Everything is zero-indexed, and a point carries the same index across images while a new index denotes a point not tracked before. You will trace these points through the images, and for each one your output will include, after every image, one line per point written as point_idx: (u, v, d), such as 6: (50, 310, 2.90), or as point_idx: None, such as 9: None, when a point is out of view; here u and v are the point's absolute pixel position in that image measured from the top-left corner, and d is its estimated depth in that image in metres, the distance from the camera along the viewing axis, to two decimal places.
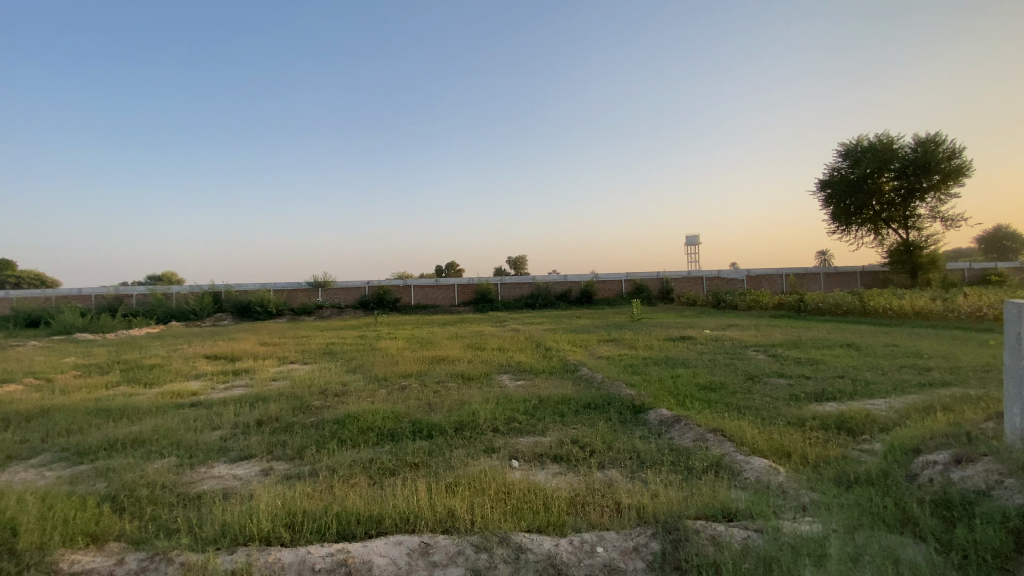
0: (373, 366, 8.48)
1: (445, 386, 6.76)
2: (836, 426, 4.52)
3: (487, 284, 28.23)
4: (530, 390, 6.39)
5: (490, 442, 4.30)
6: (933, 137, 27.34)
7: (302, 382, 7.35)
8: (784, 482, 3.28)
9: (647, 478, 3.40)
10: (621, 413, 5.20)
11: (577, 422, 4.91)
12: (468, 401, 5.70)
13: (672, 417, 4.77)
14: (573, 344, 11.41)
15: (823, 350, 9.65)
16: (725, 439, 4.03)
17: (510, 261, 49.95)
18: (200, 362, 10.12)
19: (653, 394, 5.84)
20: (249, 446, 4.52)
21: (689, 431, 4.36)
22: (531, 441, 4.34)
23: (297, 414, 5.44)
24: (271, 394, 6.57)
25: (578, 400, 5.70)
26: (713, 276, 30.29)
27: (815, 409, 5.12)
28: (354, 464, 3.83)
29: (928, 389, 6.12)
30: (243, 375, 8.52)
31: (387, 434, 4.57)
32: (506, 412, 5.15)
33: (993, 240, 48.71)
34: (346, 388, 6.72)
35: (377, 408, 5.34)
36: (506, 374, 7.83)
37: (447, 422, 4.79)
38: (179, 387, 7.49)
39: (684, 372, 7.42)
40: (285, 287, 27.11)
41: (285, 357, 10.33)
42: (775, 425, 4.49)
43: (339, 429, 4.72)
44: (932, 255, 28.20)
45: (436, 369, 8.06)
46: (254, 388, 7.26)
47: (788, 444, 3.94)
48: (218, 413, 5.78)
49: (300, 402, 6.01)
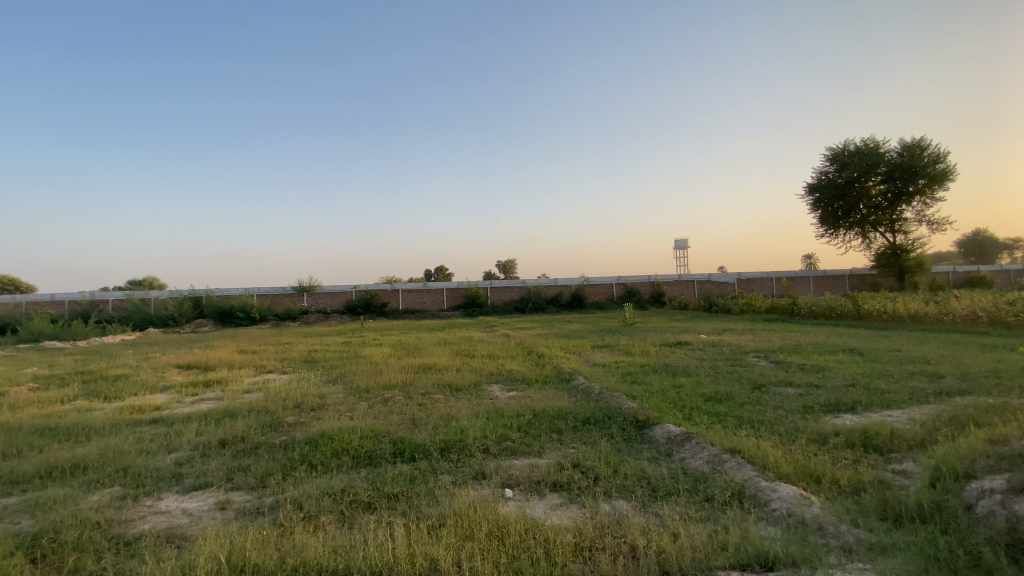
0: (355, 376, 7.94)
1: (431, 399, 6.24)
2: (863, 443, 4.09)
3: (476, 288, 27.71)
4: (523, 402, 5.91)
5: (480, 466, 3.81)
6: (919, 142, 27.42)
7: (278, 395, 6.79)
8: (819, 514, 2.82)
9: (663, 513, 2.93)
10: (623, 429, 4.73)
11: (577, 440, 4.44)
12: (455, 416, 5.19)
13: (681, 434, 4.31)
14: (566, 351, 10.95)
15: (826, 356, 9.26)
16: (745, 461, 3.58)
17: (501, 264, 49.48)
18: (172, 372, 9.52)
19: (657, 407, 5.38)
20: (207, 472, 4.01)
21: (702, 451, 3.90)
22: (526, 465, 3.87)
23: (266, 433, 4.92)
24: (241, 409, 6.00)
25: (576, 414, 5.22)
26: (704, 280, 30.08)
27: (834, 423, 4.69)
28: (322, 497, 3.33)
29: (947, 399, 5.73)
30: (215, 387, 7.94)
31: (363, 457, 4.06)
32: (498, 429, 4.66)
33: (972, 243, 49.30)
34: (324, 402, 6.19)
35: (354, 426, 4.83)
36: (497, 384, 7.34)
37: (432, 442, 4.27)
38: (142, 401, 6.89)
39: (687, 381, 6.98)
40: (268, 292, 26.35)
41: (263, 366, 9.72)
42: (796, 443, 4.04)
43: (309, 452, 4.20)
44: (920, 258, 28.26)
45: (423, 379, 7.54)
46: (223, 402, 6.68)
47: (815, 466, 3.50)
48: (178, 431, 5.23)
49: (271, 418, 5.47)
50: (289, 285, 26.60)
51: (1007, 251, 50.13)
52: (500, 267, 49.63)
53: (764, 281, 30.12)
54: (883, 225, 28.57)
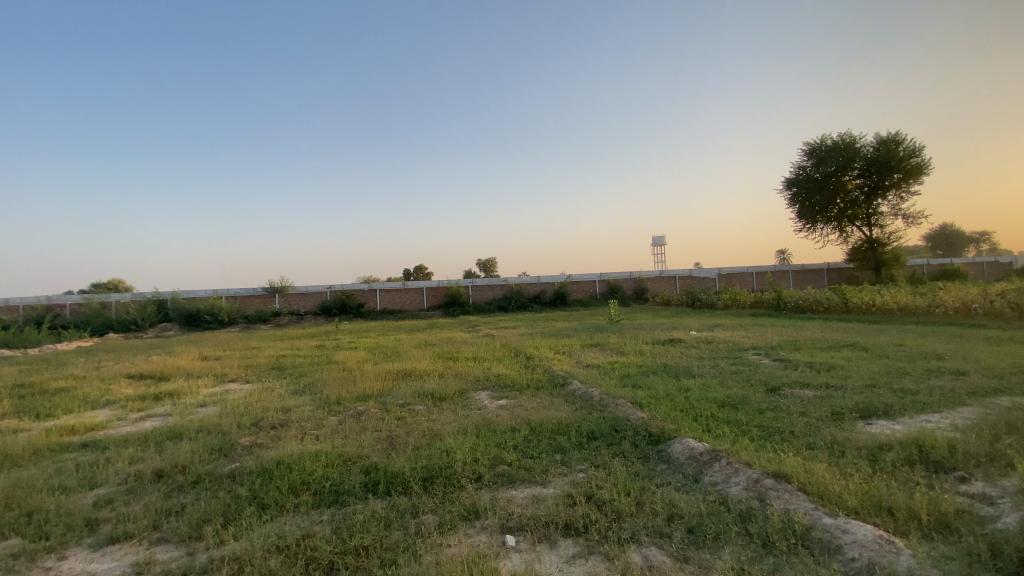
0: (326, 385, 7.12)
1: (411, 411, 5.47)
2: (918, 464, 3.48)
3: (457, 287, 26.95)
4: (517, 413, 5.22)
5: (472, 501, 3.10)
6: (895, 136, 27.36)
7: (235, 410, 5.92)
8: (915, 568, 2.21)
9: (714, 568, 2.28)
10: (635, 445, 4.08)
11: (584, 462, 3.75)
12: (439, 434, 4.47)
13: (705, 452, 3.68)
14: (555, 351, 10.28)
15: (830, 353, 8.82)
16: (798, 491, 2.94)
17: (481, 262, 48.61)
18: (120, 384, 8.51)
19: (669, 417, 4.73)
20: (133, 513, 3.20)
21: (737, 476, 3.27)
22: (529, 498, 3.16)
23: (214, 461, 4.11)
24: (189, 428, 5.14)
25: (579, 428, 4.54)
26: (687, 275, 29.84)
27: (875, 435, 4.10)
28: (270, 554, 2.57)
29: (982, 400, 5.25)
30: (166, 401, 7.00)
31: (327, 493, 3.31)
32: (490, 450, 3.94)
33: (938, 237, 50.46)
34: (288, 418, 5.39)
35: (318, 449, 4.05)
36: (484, 391, 6.63)
37: (412, 471, 3.52)
38: (76, 420, 5.95)
39: (693, 383, 6.38)
40: (238, 293, 25.14)
41: (224, 375, 8.77)
42: (844, 462, 3.43)
43: (261, 487, 3.41)
44: (898, 251, 28.44)
45: (402, 387, 6.77)
46: (171, 420, 5.78)
47: (881, 497, 2.89)
48: (108, 458, 4.36)
49: (222, 440, 4.66)
50: (260, 286, 25.39)
51: (975, 246, 51.50)
52: (481, 266, 48.71)
53: (745, 276, 30.02)
54: (861, 219, 28.66)
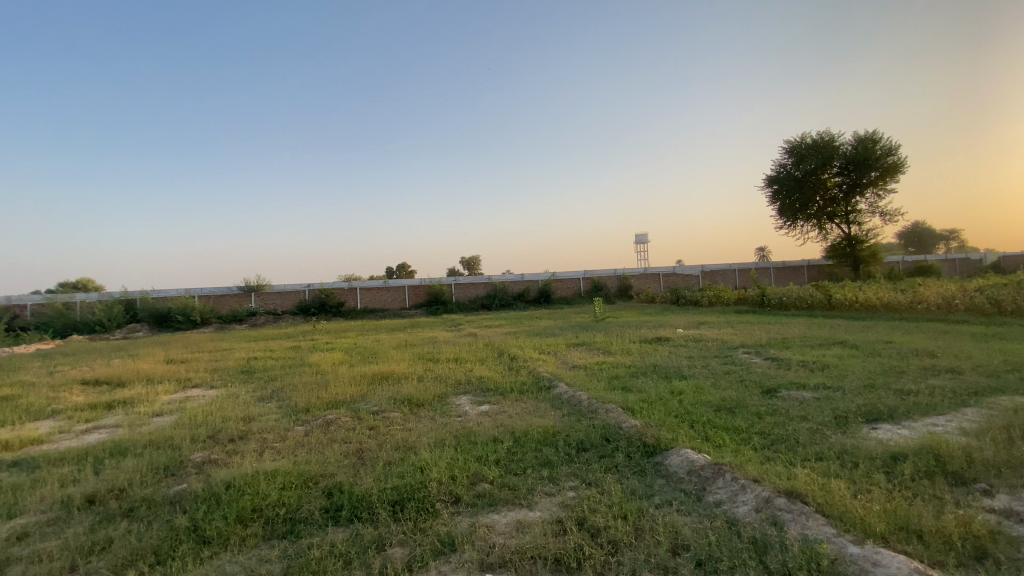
0: (294, 391, 6.63)
1: (386, 419, 5.04)
2: (937, 475, 3.19)
3: (439, 285, 26.45)
4: (499, 419, 4.85)
5: (447, 529, 2.71)
6: (872, 135, 27.55)
7: (192, 420, 5.43)
8: None
9: None
10: (630, 458, 3.73)
11: (575, 479, 3.38)
12: (413, 446, 4.06)
13: (708, 465, 3.34)
14: (540, 351, 9.91)
15: (820, 351, 8.58)
16: (815, 513, 2.61)
17: (465, 261, 48.13)
18: (71, 390, 7.90)
19: (664, 424, 4.39)
20: (49, 552, 2.74)
21: (745, 494, 2.93)
22: (512, 524, 2.77)
23: (156, 484, 3.65)
24: (136, 443, 4.65)
25: (568, 437, 4.19)
26: (670, 272, 29.75)
27: (884, 441, 3.81)
28: None
29: (986, 400, 5.01)
30: (119, 410, 6.45)
31: (282, 523, 2.88)
32: (469, 465, 3.55)
33: (911, 234, 51.47)
34: (250, 429, 4.92)
35: (275, 468, 3.60)
36: (465, 395, 6.22)
37: (380, 493, 3.11)
38: (13, 433, 5.40)
39: (686, 385, 6.07)
40: (211, 292, 24.28)
41: (187, 380, 8.21)
42: (859, 476, 3.11)
43: (204, 516, 2.97)
44: (876, 248, 28.76)
45: (376, 392, 6.32)
46: (118, 433, 5.27)
47: (910, 517, 2.57)
48: (37, 480, 3.86)
49: (170, 456, 4.18)
50: (235, 285, 24.57)
51: (946, 244, 52.72)
52: (464, 262, 48.23)
53: (728, 274, 30.10)
54: (839, 217, 28.88)
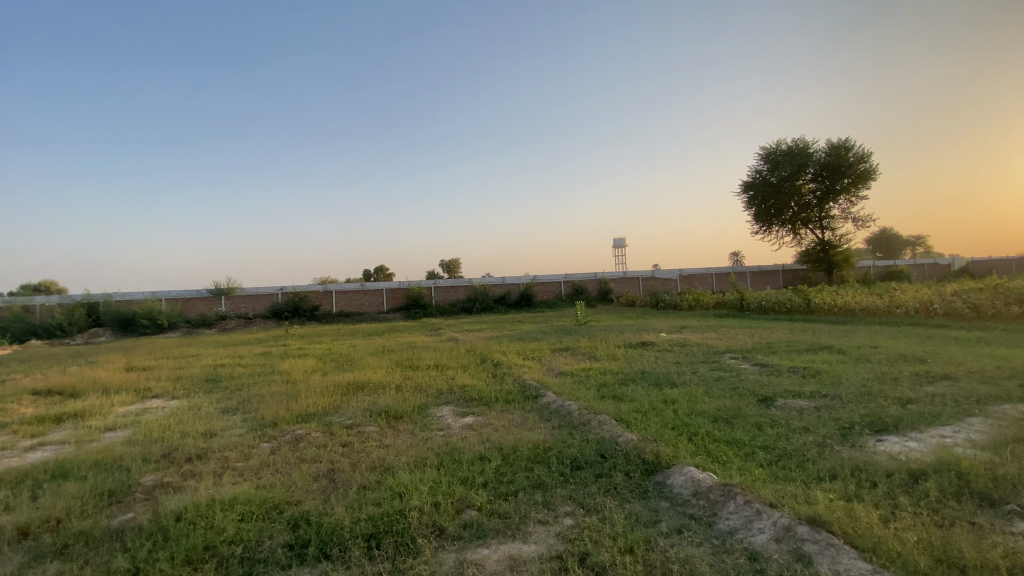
0: (262, 402, 6.15)
1: (362, 435, 4.65)
2: (961, 494, 2.96)
3: (418, 288, 25.92)
4: (484, 434, 4.49)
5: (430, 570, 2.35)
6: (845, 142, 28.04)
7: (148, 435, 4.95)
8: None
9: None
10: (630, 478, 3.42)
11: (570, 505, 3.05)
12: (390, 467, 3.68)
13: (716, 486, 3.05)
14: (524, 356, 9.58)
15: (808, 357, 8.43)
16: (846, 546, 2.33)
17: (444, 263, 47.54)
18: (18, 402, 7.27)
19: (661, 438, 4.10)
20: None
21: (761, 521, 2.65)
22: (505, 562, 2.43)
23: (97, 514, 3.19)
24: (82, 463, 4.17)
25: (559, 454, 3.86)
26: (650, 276, 29.80)
27: (897, 456, 3.58)
28: None
29: (988, 408, 4.85)
30: (69, 424, 5.90)
31: (239, 564, 2.48)
32: (453, 489, 3.19)
33: (880, 240, 52.91)
34: (210, 446, 4.46)
35: (236, 493, 3.20)
36: (447, 406, 5.85)
37: (354, 525, 2.74)
38: None
39: (679, 393, 5.81)
40: (180, 295, 23.35)
41: (147, 390, 7.64)
42: (880, 497, 2.86)
43: (149, 555, 2.56)
44: (850, 254, 29.28)
45: (352, 403, 5.91)
46: (64, 451, 4.76)
47: (949, 547, 2.31)
48: None
49: (118, 480, 3.72)
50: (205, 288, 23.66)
51: (913, 250, 54.33)
52: (444, 266, 47.73)
53: (705, 278, 30.32)
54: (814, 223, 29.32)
